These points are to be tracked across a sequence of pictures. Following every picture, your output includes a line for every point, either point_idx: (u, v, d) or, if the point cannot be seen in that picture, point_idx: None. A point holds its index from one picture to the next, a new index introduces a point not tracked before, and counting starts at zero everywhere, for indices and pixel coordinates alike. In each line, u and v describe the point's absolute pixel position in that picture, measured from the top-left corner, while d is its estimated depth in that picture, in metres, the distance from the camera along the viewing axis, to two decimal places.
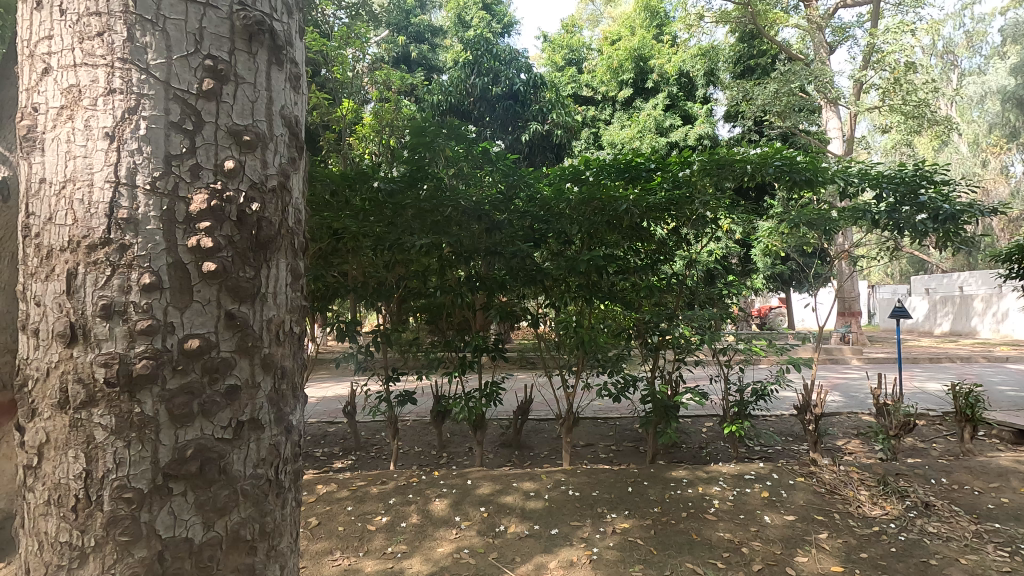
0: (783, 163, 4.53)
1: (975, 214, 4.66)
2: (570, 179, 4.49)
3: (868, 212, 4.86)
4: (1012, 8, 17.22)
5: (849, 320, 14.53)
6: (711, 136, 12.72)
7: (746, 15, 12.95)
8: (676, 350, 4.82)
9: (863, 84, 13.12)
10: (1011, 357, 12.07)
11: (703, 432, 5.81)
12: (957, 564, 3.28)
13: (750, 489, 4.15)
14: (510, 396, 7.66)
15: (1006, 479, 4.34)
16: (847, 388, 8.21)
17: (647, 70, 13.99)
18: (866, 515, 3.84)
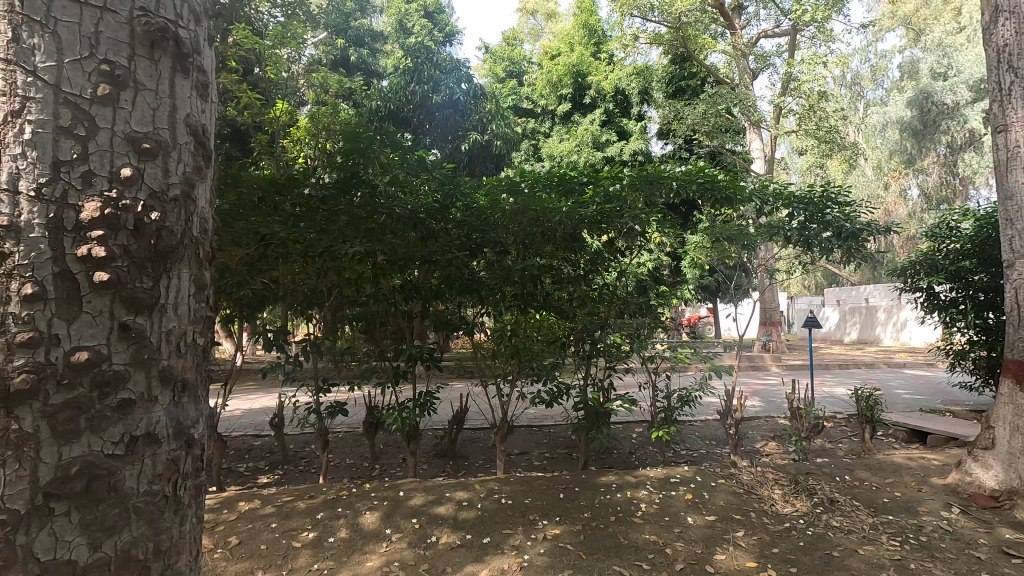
0: (705, 181, 4.83)
1: (873, 233, 5.10)
2: (505, 190, 4.53)
3: (781, 229, 5.23)
4: (909, 48, 19.06)
5: (770, 329, 15.48)
6: (644, 151, 13.23)
7: (677, 39, 13.66)
8: (608, 358, 5.00)
9: (782, 110, 14.09)
10: (908, 364, 13.25)
11: (633, 437, 6.03)
12: (856, 554, 3.53)
13: (675, 492, 4.35)
14: (446, 406, 7.65)
15: (899, 475, 4.75)
16: (766, 394, 8.72)
17: (585, 85, 14.43)
18: (778, 513, 4.10)
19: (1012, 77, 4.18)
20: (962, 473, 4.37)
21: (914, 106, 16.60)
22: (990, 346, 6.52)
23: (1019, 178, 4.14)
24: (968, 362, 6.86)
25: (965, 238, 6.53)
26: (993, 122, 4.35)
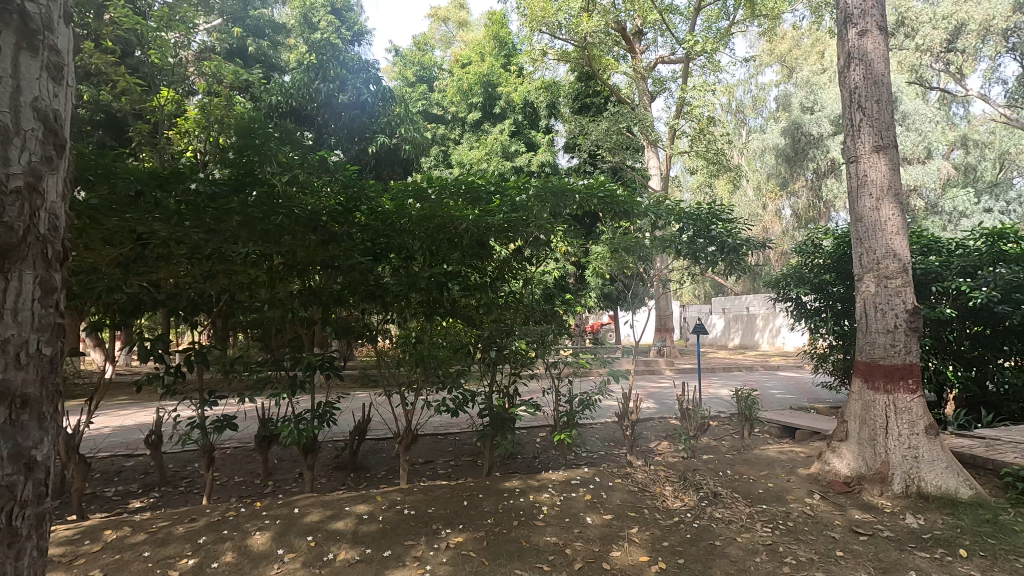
0: (605, 195, 5.09)
1: (751, 248, 5.63)
2: (412, 196, 4.46)
3: (673, 243, 5.62)
4: (783, 83, 21.33)
5: (665, 335, 16.51)
6: (551, 163, 13.65)
7: (583, 58, 14.32)
8: (513, 365, 5.08)
9: (676, 131, 15.16)
10: (780, 366, 14.70)
11: (536, 442, 6.18)
12: (735, 542, 3.83)
13: (576, 493, 4.51)
14: (346, 417, 7.37)
15: (772, 467, 5.25)
16: (659, 396, 9.26)
17: (495, 96, 14.65)
18: (669, 508, 4.37)
19: (862, 115, 4.80)
20: (823, 463, 4.90)
21: (787, 135, 18.60)
22: (844, 349, 7.41)
23: (867, 203, 4.75)
24: (828, 363, 7.73)
25: (826, 254, 7.35)
26: (847, 153, 4.94)
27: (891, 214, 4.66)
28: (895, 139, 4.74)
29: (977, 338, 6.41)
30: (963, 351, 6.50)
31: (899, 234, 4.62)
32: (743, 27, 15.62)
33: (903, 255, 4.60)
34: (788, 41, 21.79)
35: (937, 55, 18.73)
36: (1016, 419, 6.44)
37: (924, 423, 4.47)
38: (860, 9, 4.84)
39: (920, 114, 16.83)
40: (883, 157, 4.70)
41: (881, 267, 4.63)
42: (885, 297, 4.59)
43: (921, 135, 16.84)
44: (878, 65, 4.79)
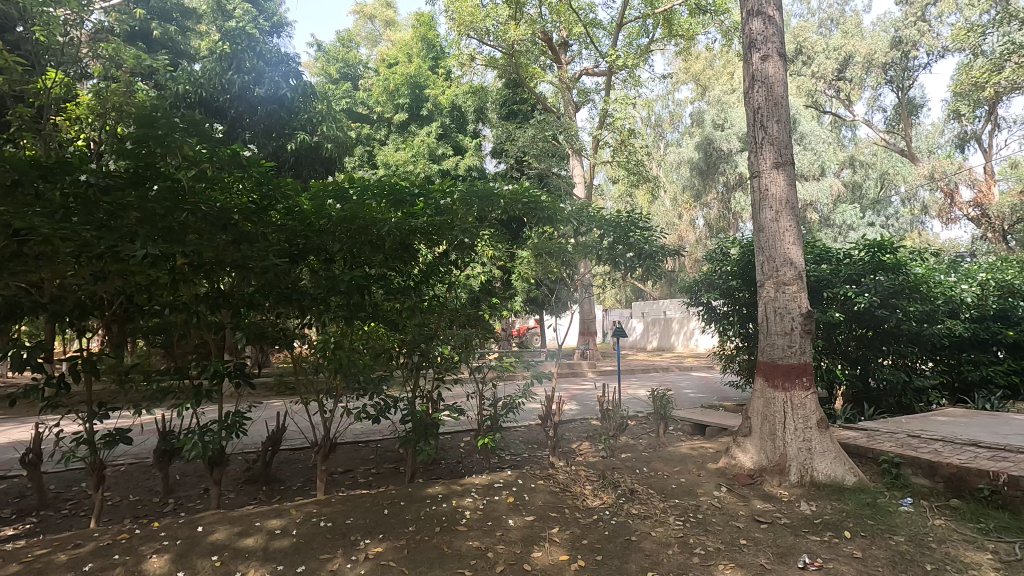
0: (530, 201, 5.19)
1: (666, 254, 5.93)
2: (332, 195, 4.33)
3: (593, 248, 5.82)
4: (697, 100, 22.70)
5: (588, 338, 17.01)
6: (479, 168, 13.70)
7: (510, 65, 14.58)
8: (437, 369, 5.04)
9: (599, 142, 15.71)
10: (693, 367, 15.56)
11: (460, 446, 6.14)
12: (650, 536, 3.99)
13: (498, 496, 4.53)
14: (259, 426, 6.99)
15: (684, 463, 5.53)
16: (581, 398, 9.51)
17: (421, 98, 14.49)
18: (588, 506, 4.49)
19: (764, 133, 5.19)
20: (730, 457, 5.24)
21: (700, 150, 19.80)
22: (749, 350, 7.98)
23: (768, 215, 5.13)
24: (734, 364, 8.28)
25: (733, 262, 7.88)
26: (751, 168, 5.33)
27: (788, 225, 5.07)
28: (792, 157, 5.16)
29: (861, 339, 7.14)
30: (849, 350, 7.19)
31: (795, 243, 5.04)
32: (661, 45, 16.47)
33: (799, 263, 5.02)
34: (701, 62, 23.18)
35: (829, 82, 20.65)
36: (892, 411, 7.20)
37: (816, 417, 4.87)
38: (763, 36, 5.25)
39: (815, 135, 18.47)
40: (782, 173, 5.11)
41: (780, 274, 5.02)
42: (782, 302, 4.98)
43: (815, 154, 18.48)
44: (777, 88, 5.20)
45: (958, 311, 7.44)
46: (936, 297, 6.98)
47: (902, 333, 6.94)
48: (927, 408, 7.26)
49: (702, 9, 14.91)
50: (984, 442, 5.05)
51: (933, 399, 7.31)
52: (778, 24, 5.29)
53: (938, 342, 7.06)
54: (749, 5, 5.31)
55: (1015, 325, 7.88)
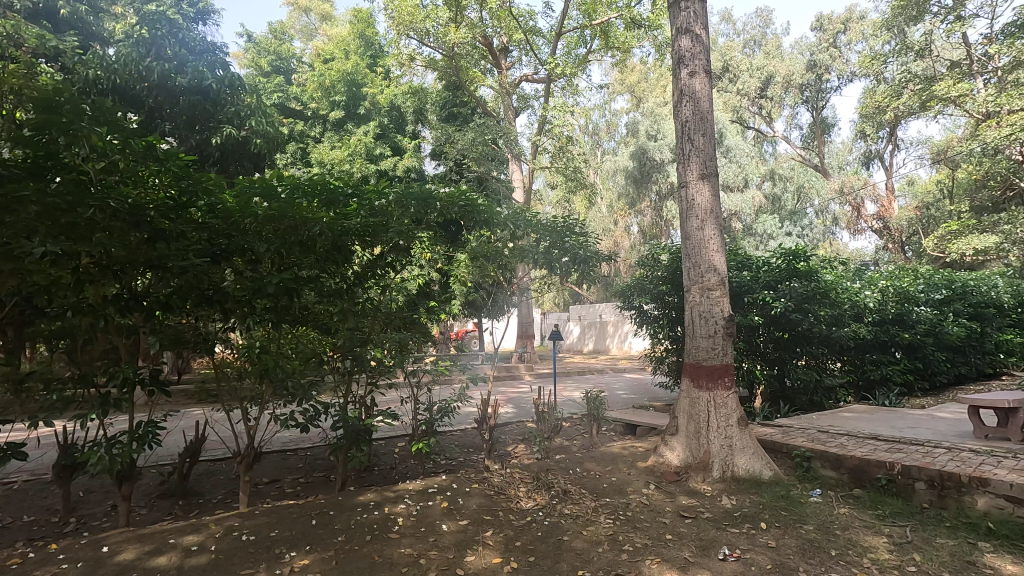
0: (466, 204, 5.17)
1: (599, 260, 6.08)
2: (258, 193, 4.14)
3: (530, 252, 5.88)
4: (632, 111, 23.54)
5: (526, 342, 17.20)
6: (417, 169, 13.52)
7: (451, 67, 14.52)
8: (370, 374, 4.94)
9: (539, 147, 15.94)
10: (627, 369, 16.06)
11: (394, 452, 6.03)
12: (581, 536, 4.07)
13: (432, 502, 4.49)
14: (176, 436, 6.57)
15: (615, 463, 5.70)
16: (518, 401, 9.58)
17: (358, 95, 14.17)
18: (521, 508, 4.53)
19: (691, 146, 5.45)
20: (658, 456, 5.44)
21: (635, 159, 20.51)
22: (677, 352, 8.32)
23: (694, 223, 5.38)
24: (664, 365, 8.62)
25: (663, 267, 8.21)
26: (679, 179, 5.58)
27: (712, 234, 5.33)
28: (716, 169, 5.44)
29: (778, 342, 7.56)
30: (768, 352, 7.65)
31: (719, 251, 5.31)
32: (598, 55, 16.94)
33: (721, 270, 5.29)
34: (636, 74, 23.99)
35: (753, 100, 21.97)
36: (805, 408, 7.72)
37: (736, 415, 5.15)
38: (691, 52, 5.49)
39: (740, 149, 19.60)
40: (707, 184, 5.37)
41: (705, 280, 5.28)
42: (706, 306, 5.24)
43: (740, 167, 19.58)
44: (704, 103, 5.47)
45: (862, 315, 8.09)
46: (843, 302, 7.58)
47: (814, 336, 7.44)
48: (835, 405, 7.84)
49: (636, 22, 15.45)
50: (882, 436, 5.51)
51: (840, 397, 7.91)
52: (705, 42, 5.55)
53: (844, 343, 7.64)
54: (679, 23, 5.55)
55: (911, 328, 8.66)
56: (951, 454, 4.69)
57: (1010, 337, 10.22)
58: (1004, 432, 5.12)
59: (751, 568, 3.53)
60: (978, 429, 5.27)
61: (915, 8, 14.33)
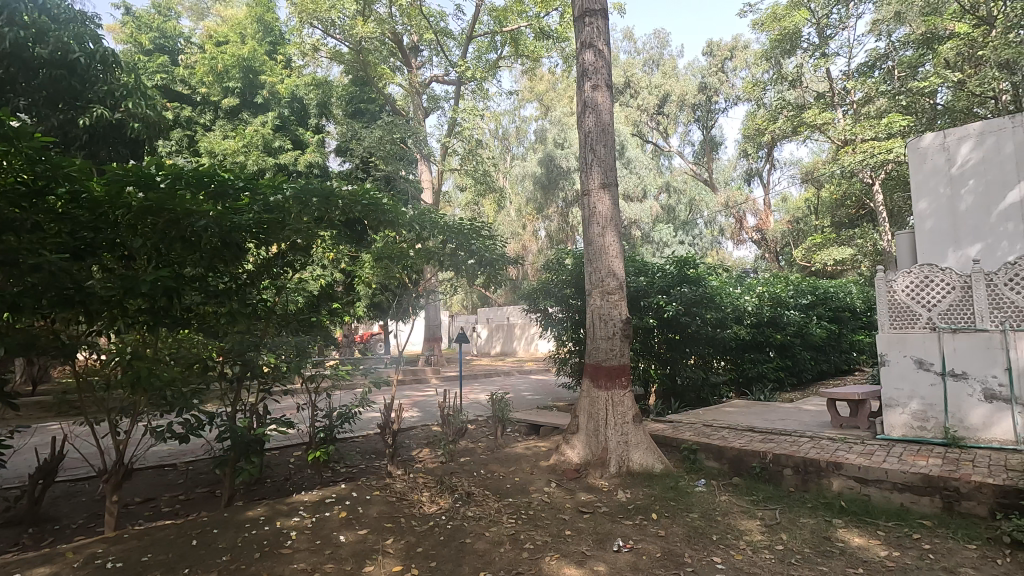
0: (369, 203, 5.01)
1: (505, 263, 6.16)
2: (133, 183, 3.72)
3: (436, 255, 5.80)
4: (540, 119, 24.20)
5: (433, 345, 17.02)
6: (321, 165, 12.93)
7: (357, 62, 14.71)
8: (262, 380, 4.65)
9: (448, 149, 15.92)
10: (532, 371, 16.41)
11: (289, 462, 5.71)
12: (484, 537, 4.08)
13: (329, 513, 4.33)
14: (26, 456, 5.77)
15: (518, 463, 5.80)
16: (422, 405, 9.45)
17: (256, 83, 13.31)
18: (424, 513, 4.47)
19: (593, 155, 5.69)
20: (559, 455, 5.61)
21: (542, 165, 21.07)
22: (580, 353, 8.63)
23: (595, 230, 5.61)
24: (567, 366, 8.92)
25: (567, 271, 8.49)
26: (582, 186, 5.79)
27: (612, 240, 5.58)
28: (616, 179, 5.71)
29: (669, 343, 8.08)
30: (661, 353, 8.16)
31: (618, 257, 5.57)
32: (508, 62, 17.23)
33: (620, 275, 5.56)
34: (545, 83, 24.64)
35: (651, 115, 23.43)
36: (693, 404, 8.33)
37: (632, 413, 5.42)
38: (593, 66, 5.73)
39: (639, 161, 20.77)
40: (607, 193, 5.62)
41: (605, 283, 5.52)
42: (606, 310, 5.48)
43: (639, 178, 20.75)
44: (605, 116, 5.73)
45: (741, 318, 8.88)
46: (726, 306, 8.26)
47: (702, 337, 8.05)
48: (719, 400, 8.52)
49: (545, 33, 15.89)
50: (757, 428, 6.06)
51: (723, 393, 8.61)
52: (607, 57, 5.82)
53: (727, 344, 8.34)
54: (583, 36, 5.77)
55: (782, 330, 9.64)
56: (813, 442, 5.25)
57: (860, 338, 11.69)
58: (854, 421, 5.82)
59: (642, 557, 3.74)
60: (835, 419, 5.95)
61: (789, 42, 15.99)
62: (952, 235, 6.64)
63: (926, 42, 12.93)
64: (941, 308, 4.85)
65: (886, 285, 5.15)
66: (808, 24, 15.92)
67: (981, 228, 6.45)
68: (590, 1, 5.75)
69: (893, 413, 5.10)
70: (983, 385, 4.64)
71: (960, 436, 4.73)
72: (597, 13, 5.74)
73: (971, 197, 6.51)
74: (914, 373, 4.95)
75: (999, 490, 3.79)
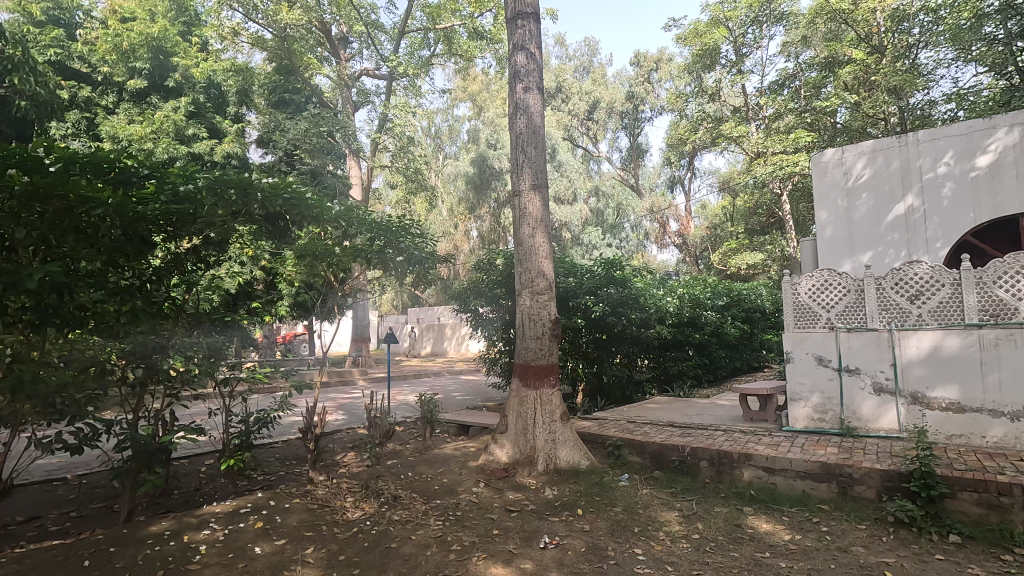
0: (292, 198, 4.73)
1: (435, 262, 6.07)
2: (17, 165, 3.32)
3: (364, 253, 5.41)
4: (473, 119, 24.20)
5: (360, 346, 16.56)
6: (240, 157, 12.23)
7: (282, 49, 13.88)
8: (169, 385, 4.31)
9: (379, 145, 15.56)
10: (463, 371, 16.35)
11: (199, 472, 5.34)
12: (409, 541, 3.99)
13: (244, 524, 4.10)
14: None
15: (446, 464, 5.74)
16: (348, 407, 9.16)
17: (167, 65, 12.32)
18: (348, 520, 4.32)
19: (524, 156, 5.74)
20: (488, 454, 5.61)
21: (475, 165, 21.05)
22: (510, 353, 8.69)
23: (526, 231, 5.66)
24: (497, 366, 8.94)
25: (497, 271, 8.51)
26: (513, 187, 5.82)
27: (542, 242, 5.65)
28: (546, 181, 5.78)
29: (596, 343, 8.30)
30: (588, 352, 8.36)
31: (547, 258, 5.65)
32: (441, 60, 17.09)
33: (549, 275, 5.63)
34: (478, 83, 24.62)
35: (582, 121, 24.04)
36: (618, 402, 8.61)
37: (559, 411, 5.50)
38: (525, 69, 5.78)
39: (570, 165, 21.17)
40: (537, 195, 5.68)
41: (534, 284, 5.58)
42: (535, 310, 5.53)
43: (570, 181, 21.19)
44: (536, 118, 5.79)
45: (664, 318, 9.27)
46: (650, 307, 8.59)
47: (627, 337, 8.34)
48: (642, 398, 8.87)
49: (478, 34, 15.88)
50: (677, 423, 6.34)
51: (646, 390, 8.95)
52: (538, 60, 5.88)
53: (650, 343, 8.69)
54: (516, 38, 5.80)
55: (700, 329, 10.17)
56: (727, 435, 5.57)
57: (769, 337, 12.57)
58: (762, 414, 6.25)
59: (568, 553, 3.80)
60: (746, 413, 6.34)
61: (709, 58, 16.90)
62: (848, 242, 7.27)
63: (829, 65, 14.09)
64: (838, 310, 5.28)
65: (792, 287, 5.55)
66: (727, 42, 16.94)
67: (873, 236, 7.11)
68: (523, 3, 5.79)
69: (796, 406, 5.51)
70: (873, 379, 5.10)
71: (854, 426, 5.17)
72: (529, 16, 5.79)
73: (865, 208, 7.15)
74: (815, 370, 5.38)
75: (885, 474, 4.17)
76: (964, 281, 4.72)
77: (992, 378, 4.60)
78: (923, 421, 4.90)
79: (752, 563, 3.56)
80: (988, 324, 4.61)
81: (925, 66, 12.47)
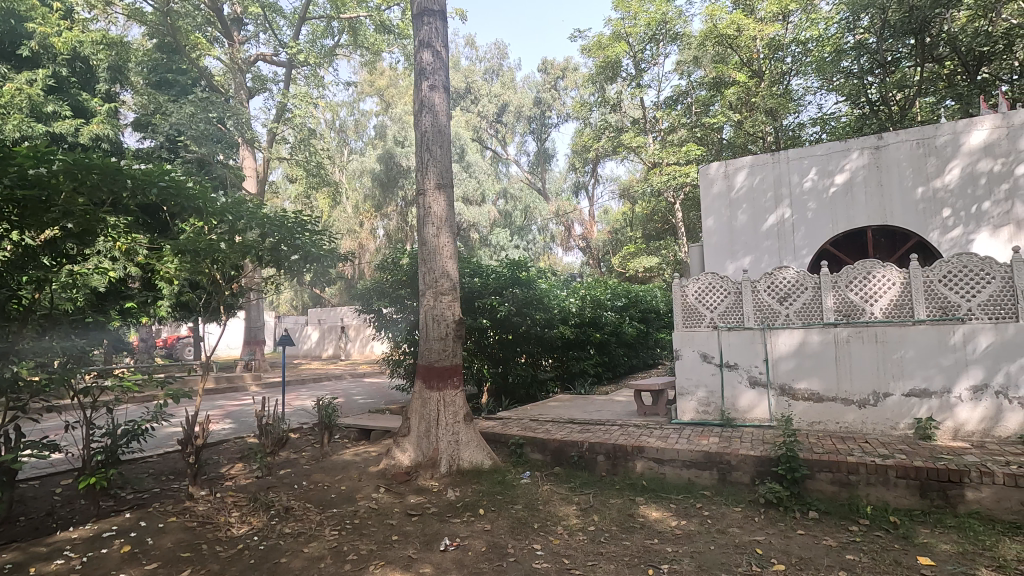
0: (169, 185, 4.34)
1: (335, 259, 5.79)
2: None
3: (252, 249, 4.90)
4: (381, 115, 23.63)
5: (253, 348, 15.51)
6: (112, 140, 10.98)
7: (163, 26, 12.78)
8: (11, 397, 3.73)
9: (276, 135, 14.68)
10: (366, 374, 15.80)
11: (54, 494, 4.72)
12: (301, 554, 3.78)
13: (108, 549, 3.70)
14: None
15: (345, 470, 5.54)
16: (237, 415, 8.51)
17: (20, 31, 10.74)
18: (232, 536, 4.01)
19: (429, 156, 5.66)
20: (390, 458, 5.48)
21: (381, 162, 20.50)
22: (414, 354, 8.53)
23: (430, 231, 5.58)
24: (401, 368, 8.73)
25: (402, 272, 8.31)
26: (418, 186, 5.72)
27: (446, 242, 5.59)
28: (451, 181, 5.73)
29: (501, 343, 8.38)
30: (494, 352, 8.43)
31: (452, 258, 5.60)
32: (346, 51, 16.54)
33: (454, 276, 5.60)
34: (385, 79, 24.02)
35: (490, 122, 24.26)
36: (522, 401, 8.74)
37: (463, 412, 5.47)
38: (431, 67, 5.71)
39: (478, 165, 21.18)
40: (442, 194, 5.62)
41: (438, 284, 5.52)
42: (439, 310, 5.47)
43: (479, 182, 21.13)
44: (442, 118, 5.74)
45: (567, 318, 9.55)
46: (553, 308, 8.83)
47: (531, 337, 8.49)
48: (545, 396, 9.08)
49: (386, 28, 15.44)
50: (577, 420, 6.54)
51: (549, 389, 9.15)
52: (444, 60, 5.83)
53: (553, 343, 8.91)
54: (421, 36, 5.71)
55: (601, 329, 10.58)
56: (622, 430, 5.83)
57: (662, 336, 13.39)
58: (655, 408, 6.64)
59: (468, 553, 3.79)
60: (642, 408, 6.66)
61: (611, 70, 17.73)
62: (729, 248, 7.93)
63: (715, 85, 15.31)
64: (721, 310, 5.73)
65: (680, 289, 5.94)
66: (627, 56, 17.87)
67: (750, 243, 7.81)
68: (429, 1, 5.71)
69: (684, 400, 5.90)
70: (749, 373, 5.60)
71: (732, 417, 5.65)
72: (435, 14, 5.72)
73: (743, 218, 7.85)
74: (699, 365, 5.82)
75: (758, 459, 4.59)
76: (823, 284, 5.30)
77: (844, 370, 5.21)
78: (789, 411, 5.44)
79: (643, 550, 3.76)
80: (841, 323, 5.21)
81: (797, 92, 13.89)
